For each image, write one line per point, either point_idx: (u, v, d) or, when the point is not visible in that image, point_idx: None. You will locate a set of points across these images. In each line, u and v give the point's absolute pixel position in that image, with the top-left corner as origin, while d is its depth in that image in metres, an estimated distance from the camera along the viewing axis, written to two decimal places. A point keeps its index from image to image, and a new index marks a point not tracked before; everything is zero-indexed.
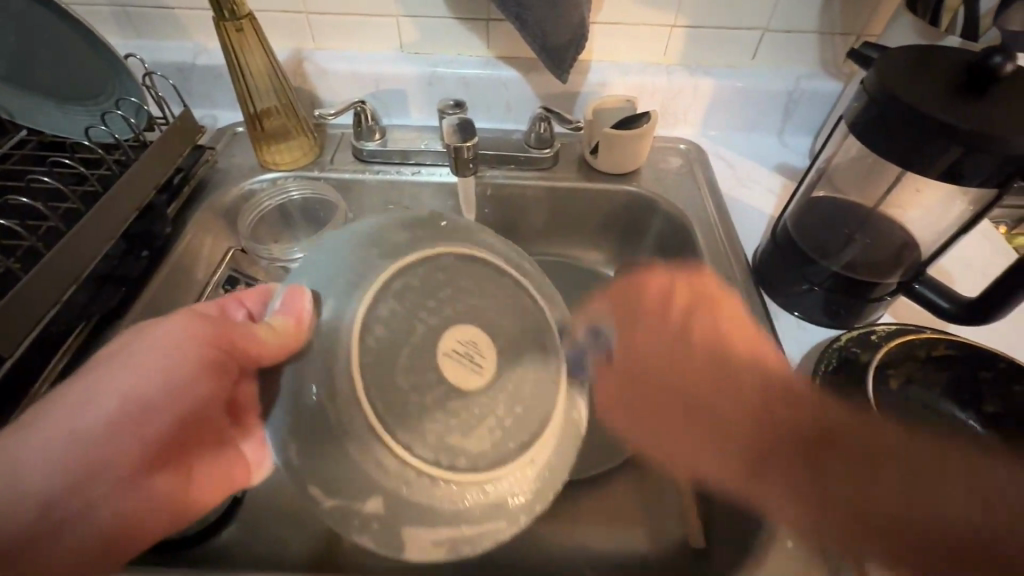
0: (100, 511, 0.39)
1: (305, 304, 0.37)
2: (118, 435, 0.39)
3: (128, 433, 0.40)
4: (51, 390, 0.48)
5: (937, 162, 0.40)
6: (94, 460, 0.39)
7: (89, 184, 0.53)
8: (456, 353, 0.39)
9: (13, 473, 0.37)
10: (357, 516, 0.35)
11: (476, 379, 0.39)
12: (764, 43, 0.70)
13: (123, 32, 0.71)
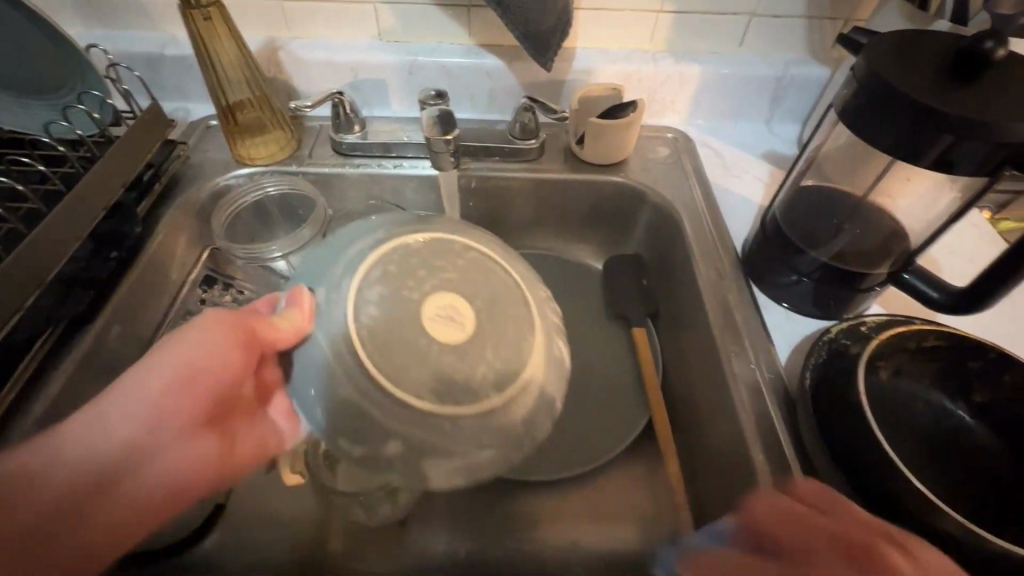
0: (142, 477, 0.39)
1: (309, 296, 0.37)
2: (163, 409, 0.40)
3: (176, 403, 0.40)
4: (19, 399, 0.46)
5: (929, 151, 0.39)
6: (142, 434, 0.39)
7: (51, 183, 0.51)
8: (443, 318, 0.36)
9: (64, 451, 0.36)
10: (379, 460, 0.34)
11: (457, 335, 0.36)
12: (751, 29, 0.68)
13: (87, 21, 0.67)
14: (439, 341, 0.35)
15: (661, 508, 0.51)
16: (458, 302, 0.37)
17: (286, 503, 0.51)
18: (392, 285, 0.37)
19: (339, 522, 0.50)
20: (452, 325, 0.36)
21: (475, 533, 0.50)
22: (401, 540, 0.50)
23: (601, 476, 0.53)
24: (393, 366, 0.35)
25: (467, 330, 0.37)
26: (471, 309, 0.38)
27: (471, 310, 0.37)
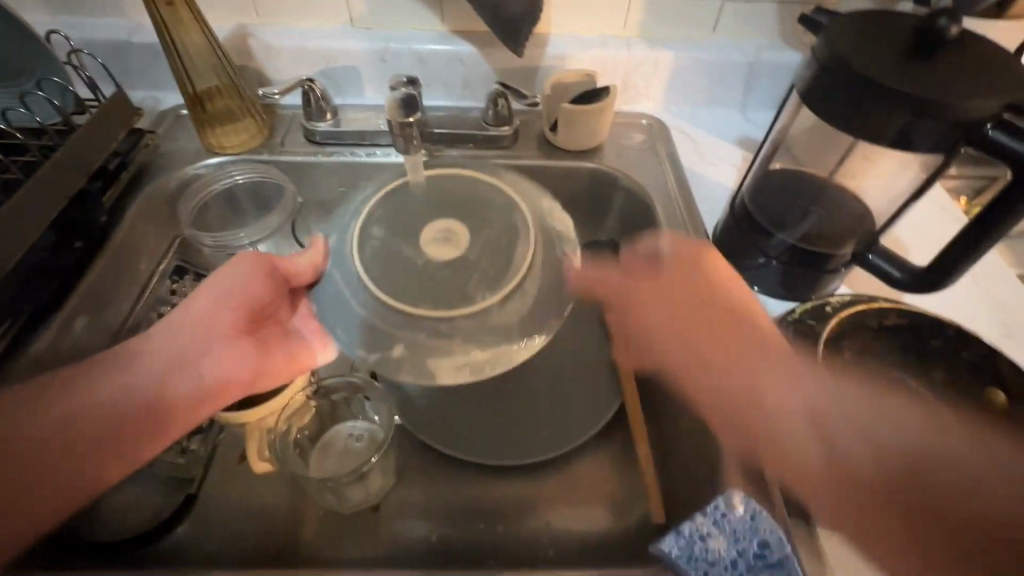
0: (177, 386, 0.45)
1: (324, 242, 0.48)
2: (203, 329, 0.47)
3: (210, 326, 0.48)
4: None
5: (887, 129, 0.40)
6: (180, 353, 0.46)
7: (10, 172, 0.50)
8: (437, 240, 0.42)
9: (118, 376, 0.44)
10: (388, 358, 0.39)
11: (451, 253, 0.41)
12: (724, 14, 0.68)
13: (50, 9, 0.66)
14: (434, 261, 0.41)
15: (634, 491, 0.51)
16: (451, 226, 0.43)
17: (258, 492, 0.51)
18: (388, 222, 0.43)
19: (313, 509, 0.50)
20: (444, 245, 0.41)
21: (448, 518, 0.50)
22: (374, 526, 0.50)
23: (573, 460, 0.53)
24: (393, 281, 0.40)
25: (460, 248, 0.41)
26: (463, 228, 0.42)
27: (464, 229, 0.42)
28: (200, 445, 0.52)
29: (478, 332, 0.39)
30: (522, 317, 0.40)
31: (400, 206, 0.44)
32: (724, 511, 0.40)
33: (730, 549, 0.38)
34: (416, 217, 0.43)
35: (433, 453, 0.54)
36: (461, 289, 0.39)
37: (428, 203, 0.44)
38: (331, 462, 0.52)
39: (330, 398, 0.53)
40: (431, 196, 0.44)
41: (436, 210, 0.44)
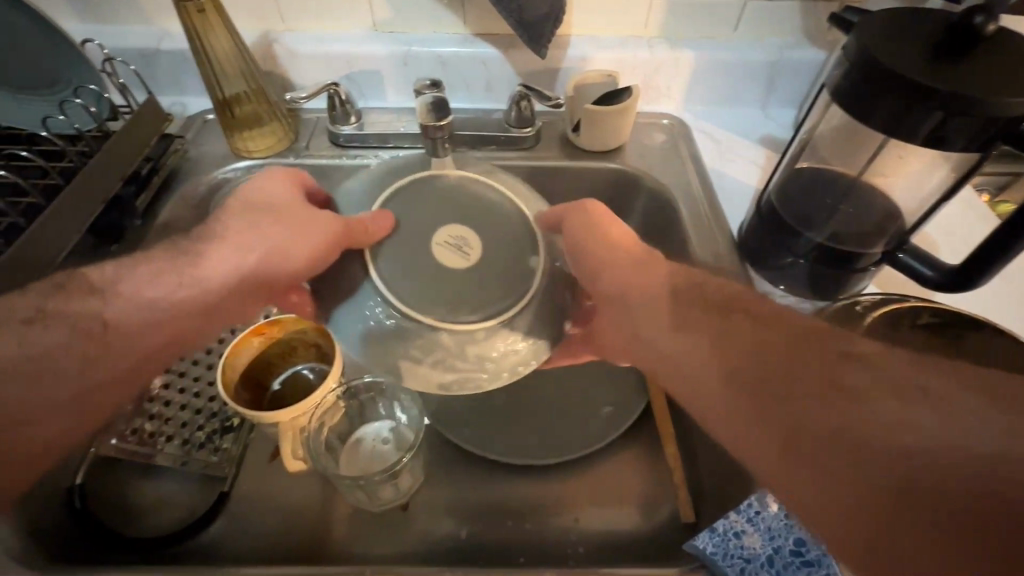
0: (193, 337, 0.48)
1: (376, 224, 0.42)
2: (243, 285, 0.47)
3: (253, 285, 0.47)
4: None
5: (919, 127, 0.40)
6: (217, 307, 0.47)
7: (50, 178, 0.51)
8: (451, 246, 0.43)
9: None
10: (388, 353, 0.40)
11: (462, 262, 0.42)
12: (746, 13, 0.68)
13: (82, 18, 0.68)
14: (443, 265, 0.42)
15: (661, 491, 0.51)
16: (470, 236, 0.43)
17: (288, 490, 0.52)
18: (411, 222, 0.43)
19: (343, 507, 0.51)
20: (460, 255, 0.43)
21: (476, 517, 0.51)
22: (404, 524, 0.50)
23: (600, 460, 0.53)
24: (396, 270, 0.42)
25: (473, 260, 0.43)
26: (478, 241, 0.43)
27: (480, 243, 0.43)
28: (232, 444, 0.53)
29: (480, 347, 0.40)
30: (512, 348, 0.40)
31: (424, 210, 0.44)
32: (757, 510, 0.38)
33: (766, 547, 0.36)
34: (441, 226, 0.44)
35: (460, 453, 0.54)
36: (474, 299, 0.41)
37: (451, 210, 0.44)
38: (361, 461, 0.52)
39: (357, 399, 0.54)
40: (452, 202, 0.45)
41: (460, 217, 0.44)
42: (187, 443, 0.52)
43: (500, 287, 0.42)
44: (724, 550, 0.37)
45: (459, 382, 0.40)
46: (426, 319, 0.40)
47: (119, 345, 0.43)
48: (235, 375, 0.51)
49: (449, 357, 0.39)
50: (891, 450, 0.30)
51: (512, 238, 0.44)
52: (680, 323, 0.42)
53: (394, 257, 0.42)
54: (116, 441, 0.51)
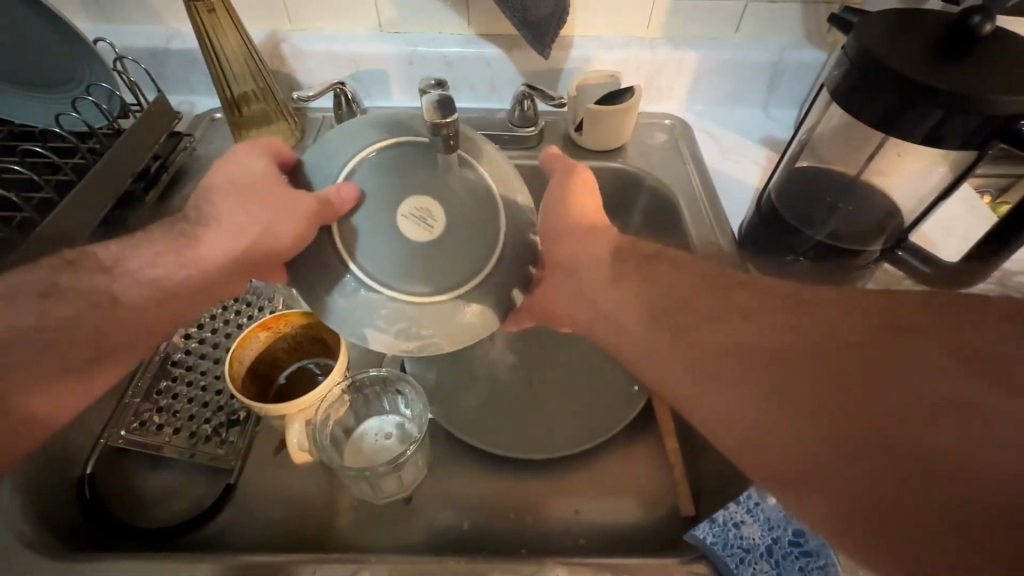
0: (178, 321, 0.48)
1: (337, 201, 0.39)
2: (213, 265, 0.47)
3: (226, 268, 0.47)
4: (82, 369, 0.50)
5: (918, 125, 0.40)
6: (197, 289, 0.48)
7: (64, 174, 0.52)
8: (414, 217, 0.40)
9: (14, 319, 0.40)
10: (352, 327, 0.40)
11: (426, 235, 0.40)
12: (747, 14, 0.69)
13: (94, 18, 0.69)
14: (407, 239, 0.40)
15: (662, 483, 0.52)
16: (432, 205, 0.41)
17: (293, 481, 0.53)
18: (380, 198, 0.40)
19: (347, 499, 0.52)
20: (421, 225, 0.41)
21: (479, 509, 0.51)
22: (408, 516, 0.51)
23: (602, 454, 0.54)
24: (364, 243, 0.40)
25: (436, 232, 0.41)
26: (442, 212, 0.41)
27: (444, 214, 0.41)
28: (237, 437, 0.53)
29: (442, 314, 0.40)
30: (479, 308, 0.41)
31: (384, 174, 0.40)
32: (756, 501, 0.39)
33: (765, 537, 0.37)
34: (403, 194, 0.41)
35: (463, 446, 0.55)
36: (437, 266, 0.40)
37: (411, 175, 0.41)
38: (365, 454, 0.53)
39: (362, 393, 0.55)
40: (410, 164, 0.41)
41: (421, 182, 0.41)
42: (193, 435, 0.53)
43: (458, 248, 0.41)
44: (724, 540, 0.37)
45: (426, 344, 0.40)
46: (389, 289, 0.40)
47: (125, 321, 0.44)
48: (243, 367, 0.52)
49: (407, 317, 0.40)
50: (876, 409, 0.27)
51: (475, 204, 0.42)
52: (621, 281, 0.45)
53: (362, 232, 0.40)
54: (126, 433, 0.52)
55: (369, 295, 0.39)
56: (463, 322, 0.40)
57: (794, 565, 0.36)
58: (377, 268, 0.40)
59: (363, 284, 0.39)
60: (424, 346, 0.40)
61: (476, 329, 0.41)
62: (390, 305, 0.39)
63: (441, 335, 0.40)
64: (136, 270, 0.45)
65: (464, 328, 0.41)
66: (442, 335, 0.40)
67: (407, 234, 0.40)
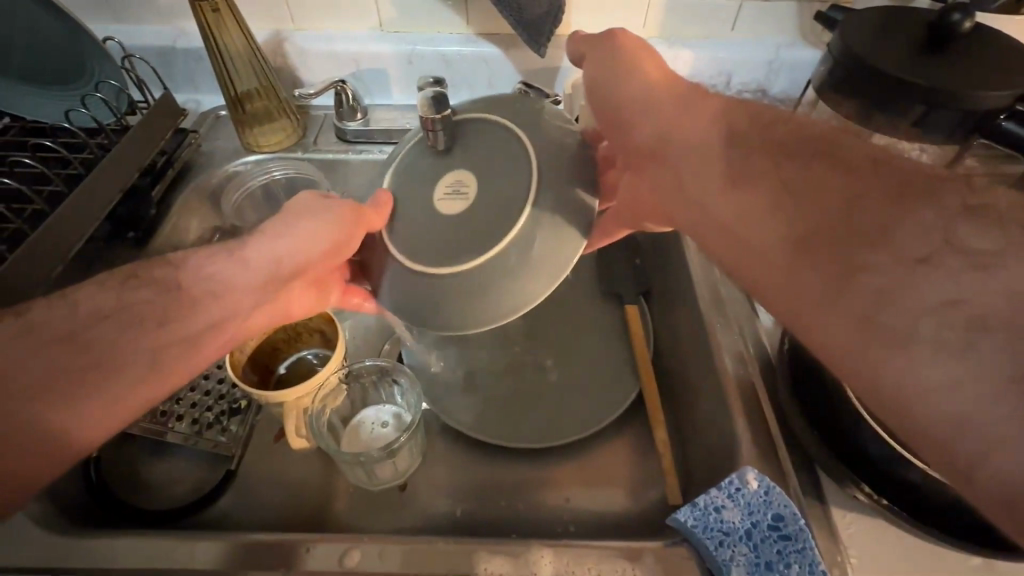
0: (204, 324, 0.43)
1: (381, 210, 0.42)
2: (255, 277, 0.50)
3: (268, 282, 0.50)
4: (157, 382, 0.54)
5: (901, 119, 0.41)
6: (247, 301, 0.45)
7: (73, 168, 0.54)
8: (448, 195, 0.41)
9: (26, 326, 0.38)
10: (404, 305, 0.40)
11: (459, 206, 0.40)
12: (742, 14, 0.70)
13: (104, 18, 0.71)
14: (441, 214, 0.40)
15: (651, 474, 0.53)
16: (463, 177, 0.41)
17: (291, 468, 0.54)
18: (413, 190, 0.43)
19: (344, 485, 0.53)
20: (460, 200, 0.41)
21: (472, 496, 0.52)
22: (402, 502, 0.52)
23: (592, 445, 0.55)
24: (402, 229, 0.41)
25: (470, 197, 0.40)
26: (472, 180, 0.41)
27: (475, 182, 0.40)
28: (238, 427, 0.55)
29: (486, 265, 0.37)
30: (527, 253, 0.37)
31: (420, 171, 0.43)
32: (738, 486, 0.39)
33: (745, 521, 0.38)
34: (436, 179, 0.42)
35: (457, 436, 0.56)
36: (473, 228, 0.39)
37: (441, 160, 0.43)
38: (362, 441, 0.54)
39: (359, 382, 0.56)
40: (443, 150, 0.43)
41: (454, 165, 0.42)
42: (196, 423, 0.54)
43: (489, 207, 0.39)
44: (704, 523, 0.38)
45: (476, 306, 0.38)
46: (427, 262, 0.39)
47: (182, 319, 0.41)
48: (244, 357, 0.53)
49: (449, 283, 0.38)
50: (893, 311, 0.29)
51: (503, 163, 0.40)
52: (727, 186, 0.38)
53: (401, 224, 0.42)
54: None
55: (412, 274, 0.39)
56: (511, 273, 0.37)
57: (773, 549, 0.37)
58: (414, 248, 0.40)
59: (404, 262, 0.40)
60: (478, 307, 0.38)
61: (530, 278, 0.37)
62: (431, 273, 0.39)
63: (492, 292, 0.37)
64: (197, 265, 0.43)
65: (514, 279, 0.37)
66: (493, 292, 0.37)
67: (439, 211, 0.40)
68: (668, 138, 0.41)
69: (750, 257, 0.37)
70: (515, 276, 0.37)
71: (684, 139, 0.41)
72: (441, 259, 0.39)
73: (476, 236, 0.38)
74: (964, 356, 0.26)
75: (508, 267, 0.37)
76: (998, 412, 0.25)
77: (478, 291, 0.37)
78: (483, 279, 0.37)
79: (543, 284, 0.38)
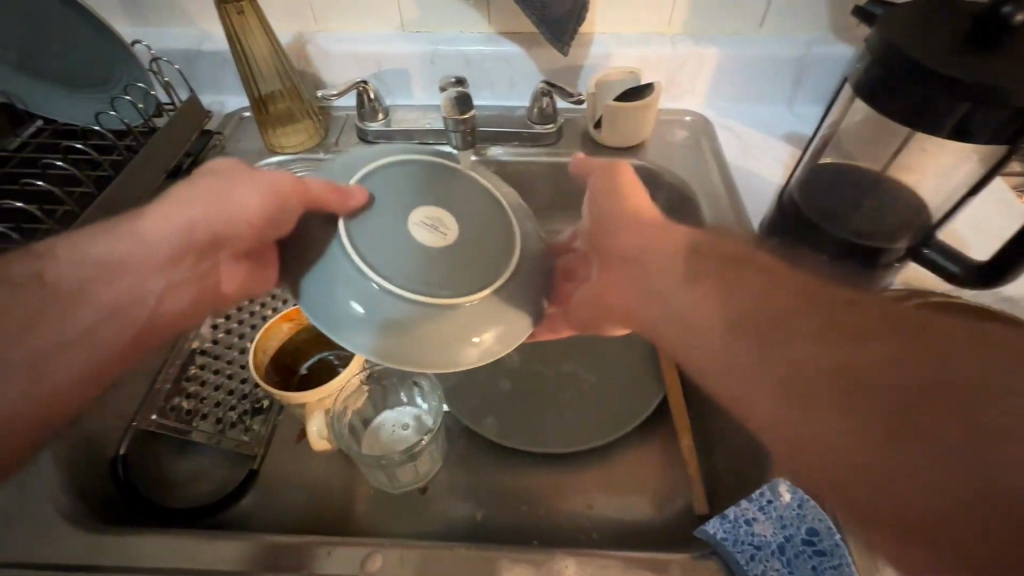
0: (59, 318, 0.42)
1: (341, 198, 0.39)
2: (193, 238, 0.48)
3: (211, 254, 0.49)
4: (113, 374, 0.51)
5: (946, 119, 0.39)
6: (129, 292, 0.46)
7: (103, 170, 0.55)
8: (426, 224, 0.40)
9: None
10: (338, 307, 0.36)
11: (438, 241, 0.39)
12: (772, 9, 0.68)
13: (132, 22, 0.72)
14: (417, 240, 0.39)
15: (675, 481, 0.52)
16: (443, 215, 0.41)
17: (313, 468, 0.54)
18: (392, 199, 0.40)
19: (365, 485, 0.53)
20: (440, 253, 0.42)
21: (492, 500, 0.52)
22: (422, 506, 0.52)
23: (615, 451, 0.54)
24: (367, 229, 0.38)
25: (450, 236, 0.40)
26: (455, 223, 0.41)
27: (457, 228, 0.40)
28: (261, 426, 0.55)
29: (442, 310, 0.37)
30: (482, 311, 0.38)
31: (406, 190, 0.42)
32: (769, 498, 0.39)
33: (776, 534, 0.37)
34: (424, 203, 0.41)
35: (477, 439, 0.56)
36: (446, 270, 0.38)
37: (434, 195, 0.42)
38: (383, 443, 0.54)
39: (381, 383, 0.56)
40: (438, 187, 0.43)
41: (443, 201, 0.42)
42: (219, 422, 0.55)
43: (463, 255, 0.39)
44: (734, 536, 0.37)
45: (412, 347, 0.36)
46: (385, 277, 0.37)
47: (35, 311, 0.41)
48: (266, 357, 0.54)
49: (399, 312, 0.36)
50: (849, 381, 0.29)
51: (489, 223, 0.42)
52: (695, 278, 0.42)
53: (371, 230, 0.38)
54: (156, 417, 0.53)
55: (364, 279, 0.37)
56: (459, 325, 0.37)
57: (807, 565, 0.36)
58: (375, 253, 0.38)
59: (359, 266, 0.37)
60: (413, 345, 0.36)
61: (473, 336, 0.37)
62: (386, 292, 0.36)
63: (432, 338, 0.36)
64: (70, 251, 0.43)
65: (459, 332, 0.37)
66: (433, 340, 0.36)
67: (417, 236, 0.39)
68: (632, 249, 0.49)
69: (699, 336, 0.40)
70: (461, 330, 0.37)
71: (649, 245, 0.48)
72: (404, 284, 0.37)
73: (443, 277, 0.38)
74: (896, 421, 0.27)
75: (458, 319, 0.37)
76: (930, 494, 0.26)
77: (422, 334, 0.36)
78: (434, 320, 0.37)
79: (483, 346, 0.37)
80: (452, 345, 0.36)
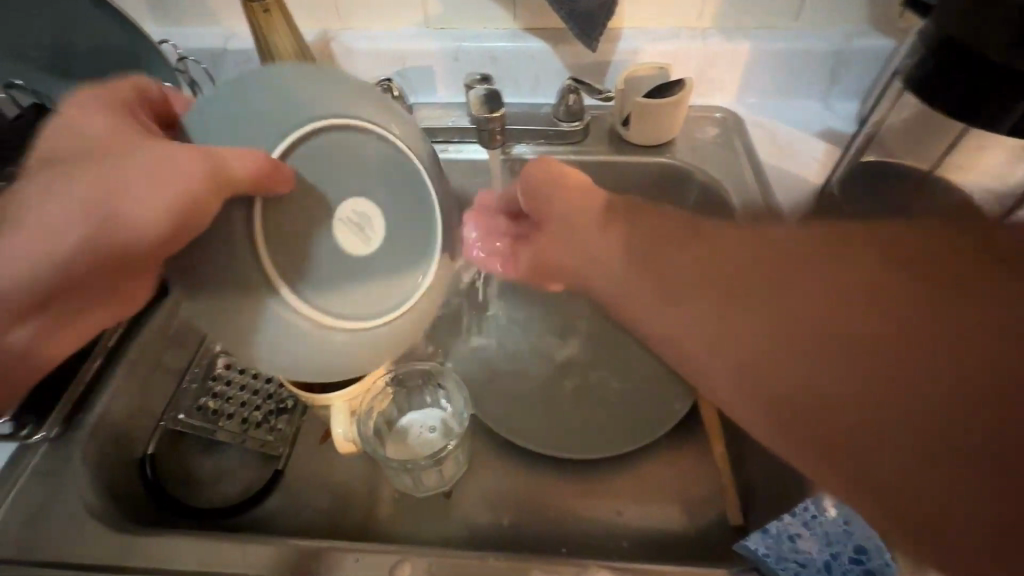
0: None
1: (270, 175, 0.33)
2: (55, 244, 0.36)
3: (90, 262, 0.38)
4: (80, 398, 0.50)
5: (1007, 114, 0.37)
6: None
7: None
8: (351, 222, 0.36)
9: None
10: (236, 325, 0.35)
11: (362, 246, 0.37)
12: (808, 2, 0.65)
13: (159, 22, 0.72)
14: (340, 247, 0.36)
15: (707, 488, 0.50)
16: (376, 215, 0.38)
17: (337, 469, 0.54)
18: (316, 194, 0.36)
19: (389, 489, 0.53)
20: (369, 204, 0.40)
21: (519, 505, 0.51)
22: (448, 510, 0.51)
23: (645, 457, 0.53)
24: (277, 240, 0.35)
25: (372, 245, 0.37)
26: (382, 222, 0.38)
27: (384, 227, 0.38)
28: (285, 425, 0.55)
29: (359, 315, 0.38)
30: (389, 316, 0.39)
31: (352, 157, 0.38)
32: (814, 513, 0.37)
33: (822, 553, 0.35)
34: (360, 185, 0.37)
35: (503, 442, 0.55)
36: (352, 292, 0.37)
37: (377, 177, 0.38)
38: (409, 446, 0.53)
39: (405, 386, 0.55)
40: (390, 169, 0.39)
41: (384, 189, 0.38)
42: (245, 421, 0.55)
43: (383, 260, 0.38)
44: (777, 553, 0.36)
45: (319, 354, 0.37)
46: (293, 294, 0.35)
47: None
48: None
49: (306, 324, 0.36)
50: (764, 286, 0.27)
51: (410, 211, 0.39)
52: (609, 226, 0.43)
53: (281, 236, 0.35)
54: (184, 417, 0.54)
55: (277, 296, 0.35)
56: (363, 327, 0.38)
57: None
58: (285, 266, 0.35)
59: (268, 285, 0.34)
60: (323, 352, 0.37)
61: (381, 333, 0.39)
62: (304, 305, 0.35)
63: (338, 342, 0.37)
64: None
65: (363, 333, 0.38)
66: (338, 345, 0.37)
67: (341, 246, 0.36)
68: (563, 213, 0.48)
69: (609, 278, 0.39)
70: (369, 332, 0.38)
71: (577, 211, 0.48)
72: (322, 295, 0.36)
73: (355, 285, 0.37)
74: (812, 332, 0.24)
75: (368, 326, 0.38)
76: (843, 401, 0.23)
77: (330, 348, 0.37)
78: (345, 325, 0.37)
79: (390, 346, 0.40)
80: (359, 346, 0.38)
